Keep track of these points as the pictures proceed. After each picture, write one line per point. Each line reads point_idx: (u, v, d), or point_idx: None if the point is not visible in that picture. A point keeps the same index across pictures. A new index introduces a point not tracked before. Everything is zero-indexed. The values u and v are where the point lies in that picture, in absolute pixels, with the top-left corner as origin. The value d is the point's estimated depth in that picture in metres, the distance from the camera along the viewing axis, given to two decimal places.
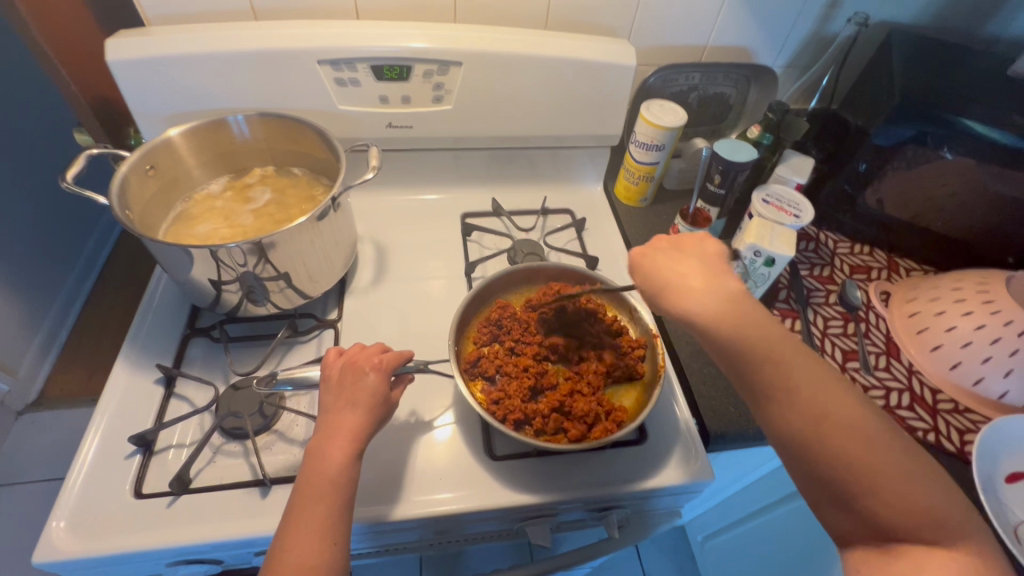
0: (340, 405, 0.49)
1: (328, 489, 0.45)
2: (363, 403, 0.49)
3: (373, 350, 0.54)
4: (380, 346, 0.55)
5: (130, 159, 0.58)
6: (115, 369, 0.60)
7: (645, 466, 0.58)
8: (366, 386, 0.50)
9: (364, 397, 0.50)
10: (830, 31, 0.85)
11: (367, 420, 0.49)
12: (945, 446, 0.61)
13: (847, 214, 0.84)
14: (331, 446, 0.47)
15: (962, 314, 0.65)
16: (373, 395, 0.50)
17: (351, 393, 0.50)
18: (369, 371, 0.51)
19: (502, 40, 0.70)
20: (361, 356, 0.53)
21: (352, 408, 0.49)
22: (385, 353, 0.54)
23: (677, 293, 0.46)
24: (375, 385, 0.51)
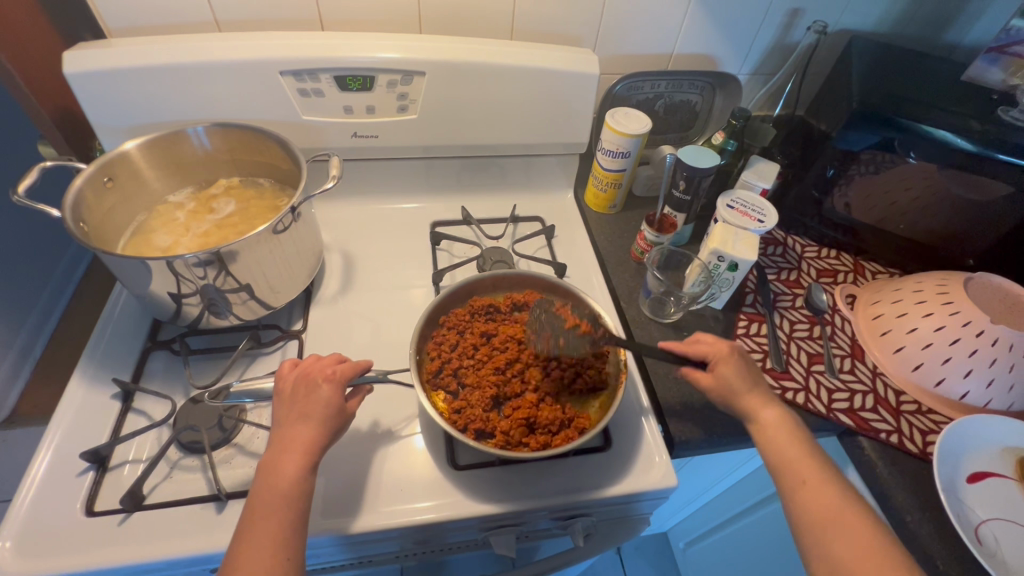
0: (294, 419, 0.49)
1: (279, 505, 0.45)
2: (319, 414, 0.49)
3: (328, 362, 0.54)
4: (336, 356, 0.55)
5: (86, 172, 0.58)
6: (71, 383, 0.58)
7: (608, 472, 0.58)
8: (320, 399, 0.50)
9: (319, 409, 0.49)
10: (792, 39, 0.86)
11: (321, 433, 0.49)
12: (907, 448, 0.61)
13: (814, 218, 0.85)
14: (285, 460, 0.47)
15: (923, 315, 0.66)
16: (327, 407, 0.50)
17: (305, 406, 0.50)
18: (323, 383, 0.51)
19: (465, 49, 0.70)
20: (313, 369, 0.52)
21: (306, 421, 0.49)
22: (341, 364, 0.54)
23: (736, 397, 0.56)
24: (329, 397, 0.50)
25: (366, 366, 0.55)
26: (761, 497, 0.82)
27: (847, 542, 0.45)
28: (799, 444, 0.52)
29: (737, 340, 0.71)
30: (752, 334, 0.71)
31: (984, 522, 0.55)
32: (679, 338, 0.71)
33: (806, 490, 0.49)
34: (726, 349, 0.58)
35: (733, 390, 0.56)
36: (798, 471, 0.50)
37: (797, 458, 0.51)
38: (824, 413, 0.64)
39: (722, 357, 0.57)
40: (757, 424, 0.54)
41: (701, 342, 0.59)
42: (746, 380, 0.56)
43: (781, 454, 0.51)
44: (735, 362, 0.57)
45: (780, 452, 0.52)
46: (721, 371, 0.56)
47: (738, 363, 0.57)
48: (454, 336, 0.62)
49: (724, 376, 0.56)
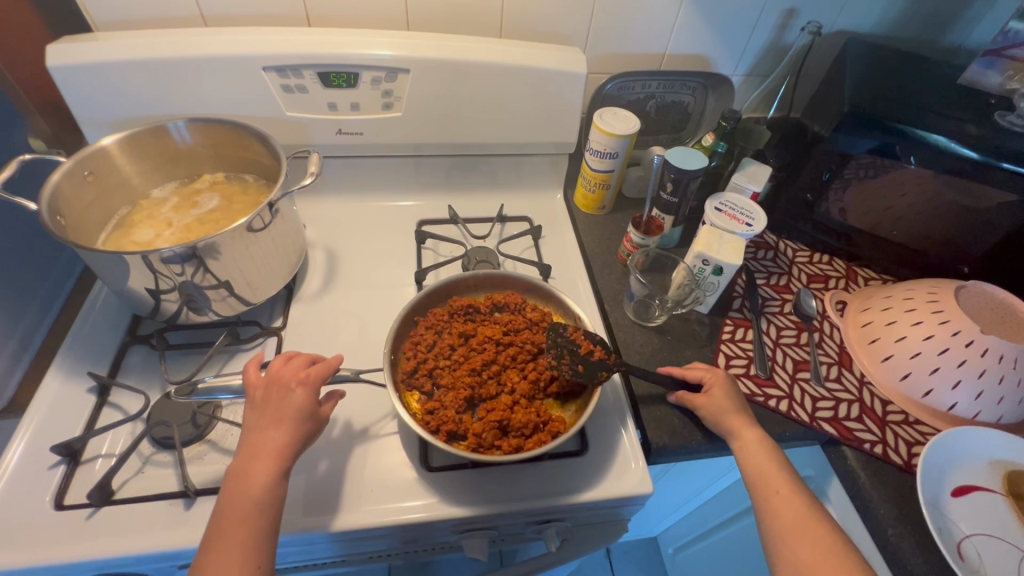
0: (266, 424, 0.48)
1: (250, 512, 0.44)
2: (291, 419, 0.49)
3: (299, 365, 0.53)
4: (307, 358, 0.54)
5: (64, 167, 0.58)
6: (47, 377, 0.59)
7: (584, 476, 0.57)
8: (292, 404, 0.50)
9: (292, 413, 0.49)
10: (786, 41, 0.85)
11: (293, 438, 0.48)
12: (892, 459, 0.60)
13: (807, 223, 0.84)
14: (256, 466, 0.46)
15: (912, 323, 0.65)
16: (300, 411, 0.49)
17: (276, 411, 0.49)
18: (295, 387, 0.50)
19: (451, 47, 0.69)
20: (285, 373, 0.52)
21: (278, 426, 0.48)
22: (312, 366, 0.53)
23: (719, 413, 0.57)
24: (302, 401, 0.50)
25: (338, 363, 0.54)
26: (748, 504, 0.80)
27: (816, 550, 0.47)
28: (775, 459, 0.53)
29: (722, 345, 0.69)
30: (737, 339, 0.70)
31: (969, 537, 0.54)
32: (663, 342, 0.69)
33: (779, 500, 0.50)
34: (717, 376, 0.60)
35: (719, 413, 0.57)
36: (772, 482, 0.51)
37: (772, 471, 0.52)
38: (807, 422, 0.63)
39: (715, 381, 0.60)
40: (737, 439, 0.55)
41: (695, 368, 0.62)
42: (735, 404, 0.58)
43: (756, 467, 0.53)
44: (723, 388, 0.59)
45: (756, 464, 0.53)
46: (709, 396, 0.59)
47: (725, 389, 0.59)
48: (432, 336, 0.61)
49: (715, 399, 0.58)
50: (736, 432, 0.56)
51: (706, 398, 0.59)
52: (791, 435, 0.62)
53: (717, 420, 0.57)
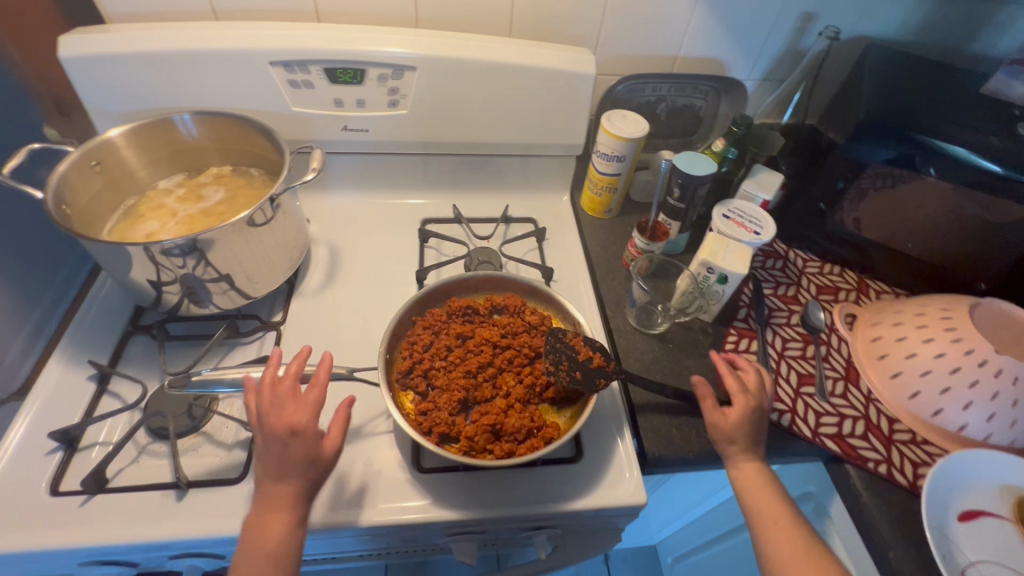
0: (272, 475, 0.48)
1: (268, 564, 0.46)
2: (295, 467, 0.48)
3: (290, 401, 0.50)
4: (293, 393, 0.51)
5: (69, 157, 0.59)
6: (49, 363, 0.59)
7: (577, 485, 0.56)
8: (294, 451, 0.48)
9: (295, 461, 0.48)
10: (803, 45, 0.83)
11: (303, 487, 0.48)
12: (896, 479, 0.58)
13: (819, 232, 0.82)
14: (271, 521, 0.47)
15: (923, 340, 0.62)
16: (302, 458, 0.48)
17: (278, 460, 0.48)
18: (291, 437, 0.48)
19: (459, 45, 0.69)
20: (275, 415, 0.49)
21: (285, 477, 0.48)
22: (300, 405, 0.50)
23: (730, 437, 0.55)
24: (303, 450, 0.48)
25: (327, 378, 0.52)
26: None
27: None
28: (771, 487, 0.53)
29: (724, 355, 0.68)
30: (741, 350, 0.69)
31: (974, 564, 0.52)
32: (664, 350, 0.68)
33: (775, 533, 0.50)
34: (749, 402, 0.56)
35: (731, 433, 0.55)
36: (771, 514, 0.51)
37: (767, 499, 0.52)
38: (809, 437, 0.61)
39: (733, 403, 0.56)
40: (736, 467, 0.54)
41: (733, 381, 0.58)
42: (751, 430, 0.55)
43: (751, 495, 0.53)
44: (749, 415, 0.55)
45: (752, 492, 0.53)
46: (729, 413, 0.56)
47: (751, 416, 0.55)
48: (428, 336, 0.61)
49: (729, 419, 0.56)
50: (735, 460, 0.54)
51: (725, 414, 0.56)
52: (792, 450, 0.61)
53: (728, 439, 0.55)
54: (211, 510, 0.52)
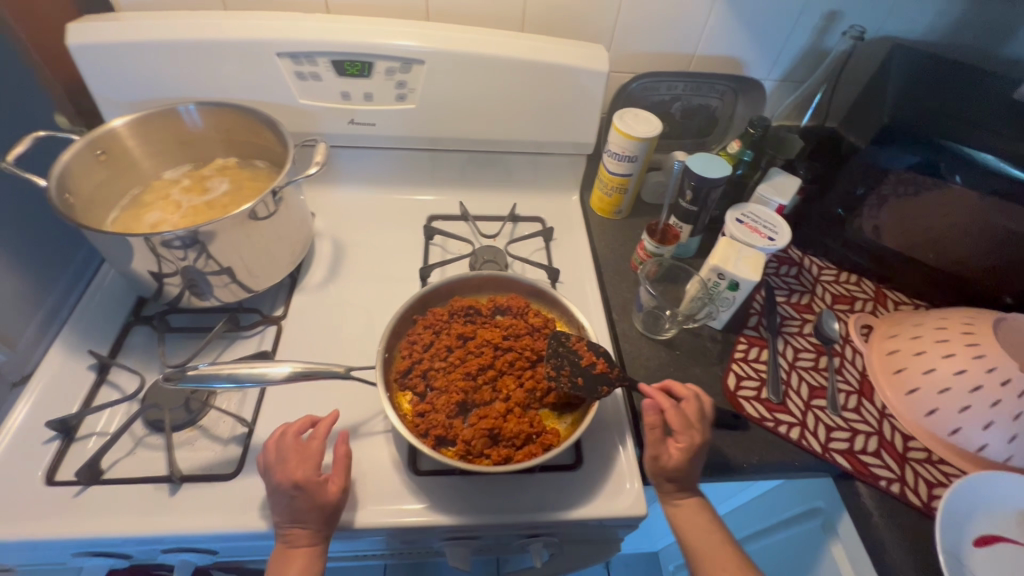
0: (286, 525, 0.48)
1: None
2: (307, 516, 0.48)
3: (292, 453, 0.50)
4: (295, 442, 0.51)
5: (73, 146, 0.58)
6: (50, 352, 0.59)
7: (576, 493, 0.55)
8: (303, 501, 0.48)
9: (305, 511, 0.48)
10: (826, 45, 0.80)
11: (320, 530, 0.49)
12: (909, 499, 0.56)
13: (836, 239, 0.79)
14: (291, 563, 0.48)
15: (942, 355, 0.60)
16: (311, 507, 0.48)
17: (289, 512, 0.48)
18: (296, 488, 0.48)
19: (469, 39, 0.67)
20: (280, 470, 0.49)
21: (298, 524, 0.48)
22: (302, 455, 0.50)
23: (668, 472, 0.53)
24: (311, 500, 0.48)
25: (329, 428, 0.53)
26: (752, 531, 0.76)
27: None
28: (707, 519, 0.54)
29: (733, 364, 0.66)
30: (751, 359, 0.67)
31: None
32: (671, 356, 0.66)
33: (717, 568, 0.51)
34: (693, 441, 0.54)
35: (669, 473, 0.53)
36: (711, 549, 0.52)
37: (705, 533, 0.53)
38: (819, 452, 0.59)
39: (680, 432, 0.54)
40: (674, 505, 0.54)
41: (676, 416, 0.54)
42: (694, 459, 0.53)
43: (688, 528, 0.53)
44: (690, 456, 0.53)
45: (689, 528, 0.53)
46: (670, 453, 0.54)
47: (692, 456, 0.53)
48: (429, 335, 0.60)
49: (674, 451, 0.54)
50: (672, 499, 0.54)
51: (667, 452, 0.54)
52: (800, 465, 0.59)
53: (667, 477, 0.54)
54: (203, 505, 0.51)
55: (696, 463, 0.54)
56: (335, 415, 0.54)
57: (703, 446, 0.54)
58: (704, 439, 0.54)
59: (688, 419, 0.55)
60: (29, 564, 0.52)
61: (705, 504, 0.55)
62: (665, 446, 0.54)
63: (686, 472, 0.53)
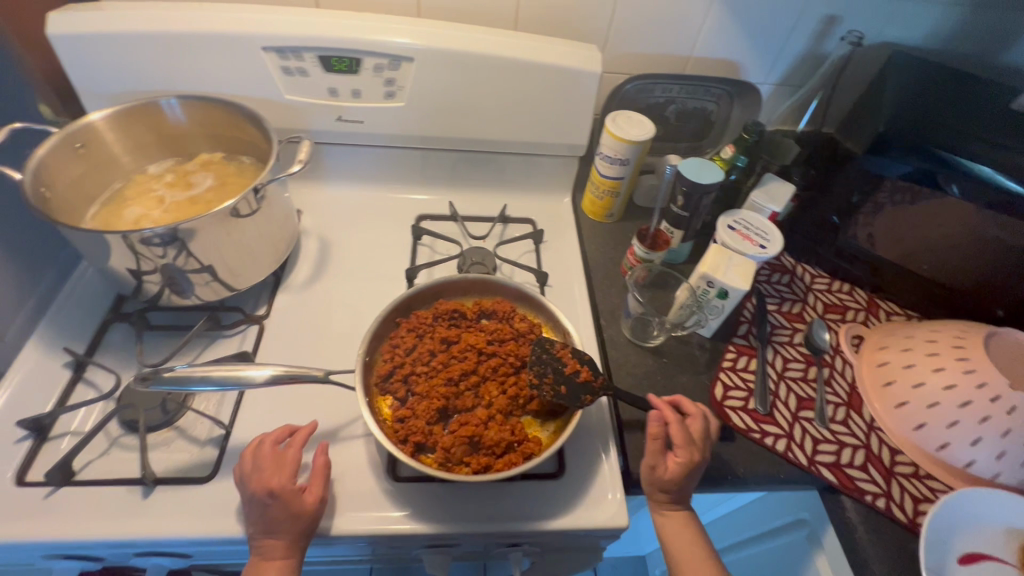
0: (261, 535, 0.48)
1: None
2: (281, 526, 0.48)
3: (268, 462, 0.50)
4: (272, 451, 0.51)
5: (49, 140, 0.57)
6: (25, 349, 0.58)
7: (558, 502, 0.54)
8: (276, 511, 0.48)
9: (280, 520, 0.48)
10: (824, 49, 0.79)
11: (294, 541, 0.48)
12: (895, 515, 0.55)
13: (830, 247, 0.78)
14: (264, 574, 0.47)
15: (932, 369, 0.59)
16: (286, 516, 0.48)
17: (264, 522, 0.48)
18: (270, 498, 0.48)
19: (459, 37, 0.66)
20: (255, 479, 0.49)
21: (273, 535, 0.48)
22: (278, 464, 0.50)
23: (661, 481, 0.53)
24: (284, 510, 0.48)
25: (306, 437, 0.53)
26: (737, 540, 0.76)
27: None
28: (693, 531, 0.53)
29: (721, 373, 0.65)
30: (739, 369, 0.66)
31: None
32: (658, 364, 0.65)
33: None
34: (692, 458, 0.53)
35: (663, 485, 0.53)
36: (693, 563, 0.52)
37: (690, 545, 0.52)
38: (805, 465, 0.58)
39: (677, 447, 0.53)
40: (662, 516, 0.54)
41: (679, 430, 0.53)
42: (689, 475, 0.52)
43: (673, 538, 0.53)
44: (687, 472, 0.52)
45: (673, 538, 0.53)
46: (668, 466, 0.53)
47: (689, 472, 0.52)
48: (411, 339, 0.59)
49: (671, 462, 0.53)
50: (661, 509, 0.54)
51: (665, 465, 0.53)
52: (786, 478, 0.58)
53: (660, 489, 0.53)
54: (175, 509, 0.50)
55: (691, 479, 0.53)
56: (313, 425, 0.53)
57: (699, 463, 0.53)
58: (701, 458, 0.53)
59: (691, 435, 0.54)
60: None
61: (693, 517, 0.54)
62: (663, 458, 0.53)
63: (679, 485, 0.53)
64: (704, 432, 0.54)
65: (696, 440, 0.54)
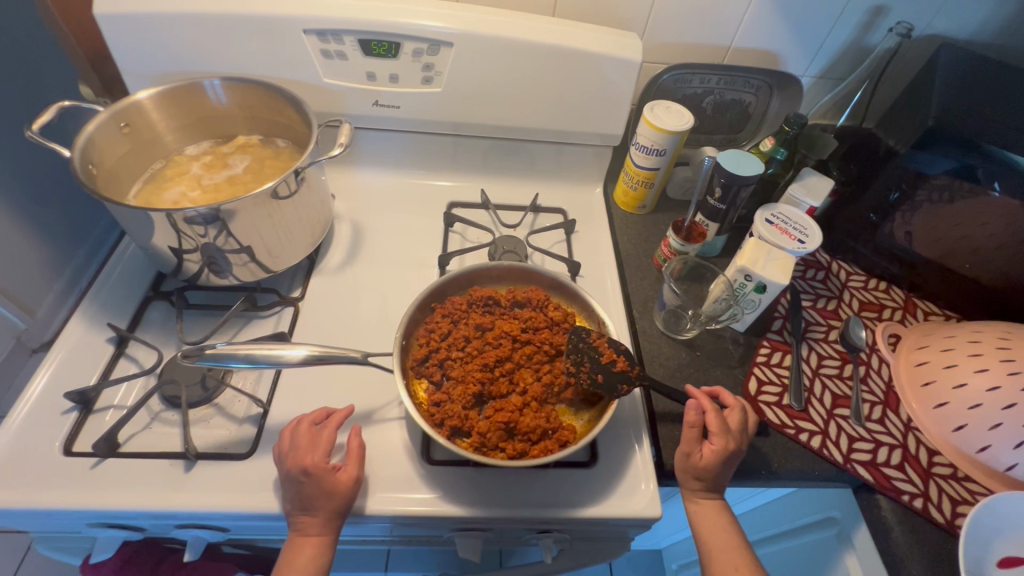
0: (296, 513, 0.49)
1: None
2: (316, 504, 0.48)
3: (304, 440, 0.51)
4: (309, 429, 0.51)
5: (97, 118, 0.58)
6: (70, 323, 0.60)
7: (590, 490, 0.54)
8: (311, 489, 0.48)
9: (315, 498, 0.48)
10: (869, 42, 0.77)
11: (329, 519, 0.48)
12: (933, 516, 0.54)
13: (867, 244, 0.77)
14: (301, 550, 0.48)
15: (975, 370, 0.57)
16: (320, 494, 0.48)
17: (299, 499, 0.49)
18: (303, 476, 0.48)
19: (499, 23, 0.66)
20: (292, 456, 0.50)
21: (308, 512, 0.48)
22: (313, 443, 0.50)
23: (696, 468, 0.53)
24: (317, 488, 0.48)
25: (341, 419, 0.53)
26: (763, 536, 0.75)
27: None
28: (727, 523, 0.53)
29: (755, 368, 0.64)
30: (773, 364, 0.65)
31: None
32: (691, 358, 0.65)
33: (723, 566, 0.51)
34: (728, 446, 0.52)
35: (698, 472, 0.52)
36: (726, 550, 0.51)
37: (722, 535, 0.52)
38: (840, 463, 0.58)
39: (714, 435, 0.53)
40: (695, 504, 0.53)
41: (716, 419, 0.53)
42: (724, 464, 0.52)
43: (705, 526, 0.52)
44: (723, 460, 0.52)
45: (707, 527, 0.52)
46: (703, 453, 0.53)
47: (725, 461, 0.52)
48: (446, 324, 0.59)
49: (708, 451, 0.53)
50: (695, 497, 0.53)
51: (700, 453, 0.53)
52: (820, 475, 0.57)
53: (694, 477, 0.53)
54: (215, 484, 0.51)
55: (726, 469, 0.53)
56: (348, 409, 0.54)
57: (736, 452, 0.53)
58: (737, 448, 0.53)
59: (727, 425, 0.54)
60: (45, 531, 0.52)
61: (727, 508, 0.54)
62: (699, 446, 0.53)
63: (711, 471, 0.52)
64: (742, 423, 0.54)
65: (733, 430, 0.54)
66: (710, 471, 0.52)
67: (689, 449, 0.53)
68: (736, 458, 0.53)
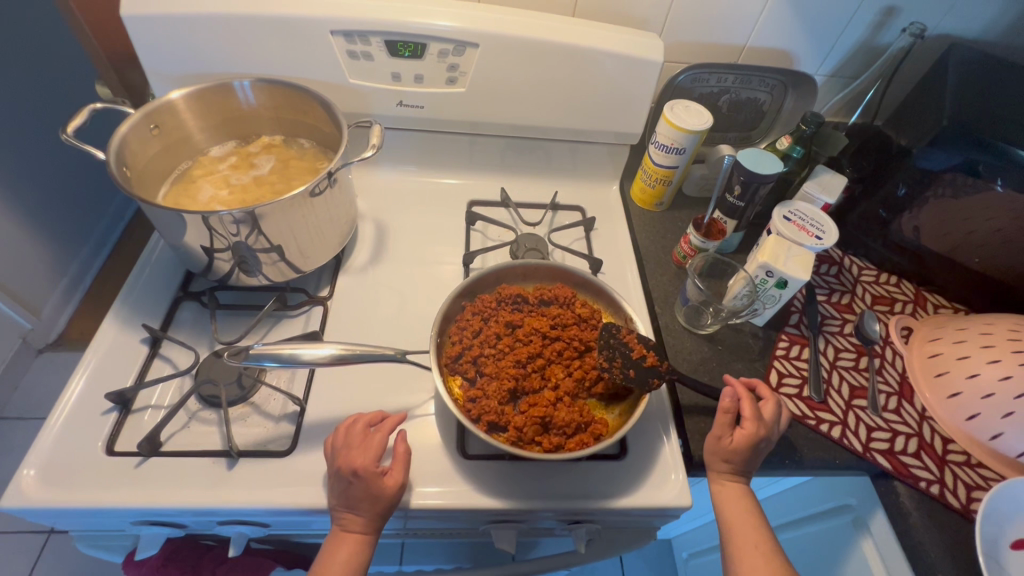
0: (341, 509, 0.50)
1: None
2: (361, 504, 0.49)
3: (358, 440, 0.52)
4: (365, 431, 0.53)
5: (129, 120, 0.58)
6: (104, 324, 0.60)
7: (622, 482, 0.56)
8: (358, 489, 0.49)
9: (360, 499, 0.49)
10: (882, 41, 0.79)
11: (372, 520, 0.50)
12: (949, 501, 0.57)
13: (878, 240, 0.79)
14: (342, 545, 0.49)
15: (988, 361, 0.59)
16: (366, 496, 0.49)
17: (345, 497, 0.50)
18: (352, 476, 0.49)
19: (523, 24, 0.66)
20: (344, 454, 0.51)
21: (352, 510, 0.50)
22: (365, 444, 0.51)
23: (726, 453, 0.55)
24: (365, 490, 0.49)
25: (395, 425, 0.54)
26: (779, 523, 0.77)
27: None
28: (753, 509, 0.54)
29: (775, 361, 0.66)
30: (792, 357, 0.67)
31: None
32: (713, 352, 0.67)
33: (747, 555, 0.52)
34: (758, 433, 0.54)
35: (727, 455, 0.54)
36: (748, 536, 0.52)
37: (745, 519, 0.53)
38: (860, 451, 0.60)
39: (746, 421, 0.54)
40: (719, 485, 0.55)
41: (750, 406, 0.55)
42: (753, 450, 0.54)
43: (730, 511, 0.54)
44: (752, 445, 0.54)
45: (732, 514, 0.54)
46: (733, 437, 0.54)
47: (754, 446, 0.54)
48: (478, 322, 0.60)
49: (739, 436, 0.54)
50: (721, 479, 0.55)
51: (731, 436, 0.55)
52: (840, 464, 0.59)
53: (723, 459, 0.55)
54: (257, 481, 0.52)
55: (754, 455, 0.54)
56: (403, 415, 0.54)
57: (764, 438, 0.54)
58: (767, 436, 0.55)
59: (760, 413, 0.55)
60: (88, 529, 0.53)
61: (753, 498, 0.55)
62: (730, 430, 0.55)
63: (739, 454, 0.54)
64: (774, 414, 0.56)
65: (764, 419, 0.55)
66: (737, 454, 0.54)
67: (722, 433, 0.55)
68: (764, 446, 0.55)
